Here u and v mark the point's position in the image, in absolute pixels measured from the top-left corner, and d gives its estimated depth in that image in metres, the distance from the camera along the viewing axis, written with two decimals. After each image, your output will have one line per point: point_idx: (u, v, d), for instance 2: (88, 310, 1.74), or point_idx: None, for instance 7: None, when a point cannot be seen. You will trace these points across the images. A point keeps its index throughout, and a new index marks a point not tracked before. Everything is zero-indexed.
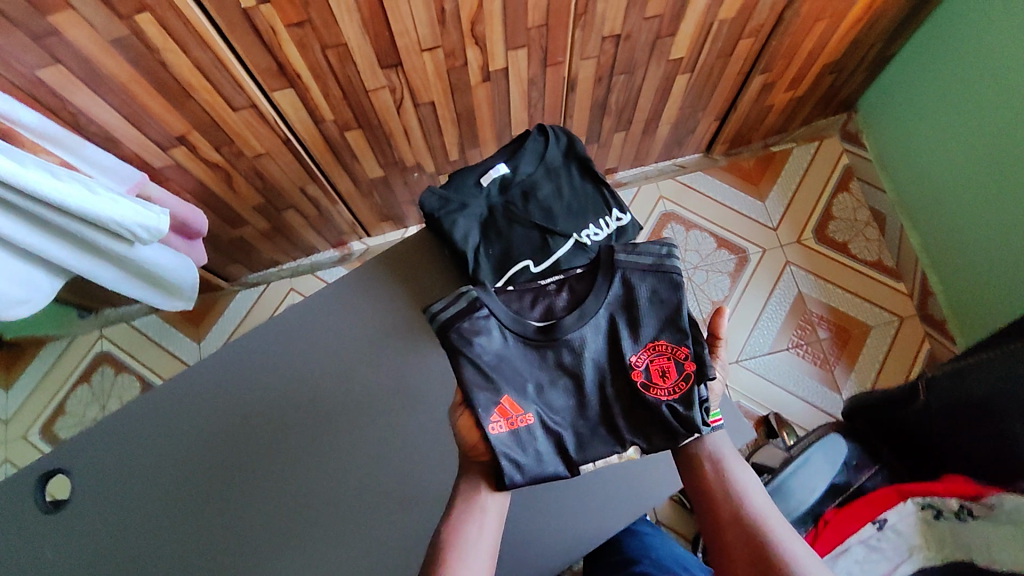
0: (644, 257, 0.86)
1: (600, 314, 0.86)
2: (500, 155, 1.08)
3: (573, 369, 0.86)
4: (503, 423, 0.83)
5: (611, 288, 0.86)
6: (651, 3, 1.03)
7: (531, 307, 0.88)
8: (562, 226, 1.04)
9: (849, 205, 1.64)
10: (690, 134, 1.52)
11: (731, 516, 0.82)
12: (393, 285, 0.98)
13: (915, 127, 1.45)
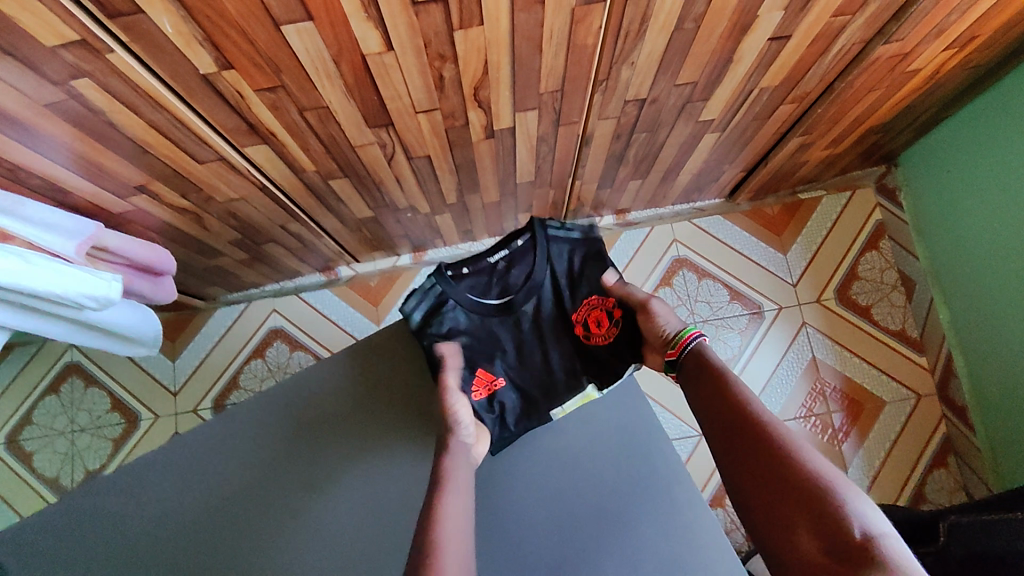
0: (572, 228, 0.96)
1: (546, 286, 0.95)
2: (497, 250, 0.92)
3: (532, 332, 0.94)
4: (482, 390, 0.91)
5: (557, 253, 0.95)
6: (684, 71, 0.89)
7: (487, 288, 0.94)
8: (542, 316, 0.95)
9: (877, 265, 1.51)
10: (713, 181, 1.38)
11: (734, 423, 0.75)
12: (364, 380, 0.95)
13: (960, 200, 1.31)
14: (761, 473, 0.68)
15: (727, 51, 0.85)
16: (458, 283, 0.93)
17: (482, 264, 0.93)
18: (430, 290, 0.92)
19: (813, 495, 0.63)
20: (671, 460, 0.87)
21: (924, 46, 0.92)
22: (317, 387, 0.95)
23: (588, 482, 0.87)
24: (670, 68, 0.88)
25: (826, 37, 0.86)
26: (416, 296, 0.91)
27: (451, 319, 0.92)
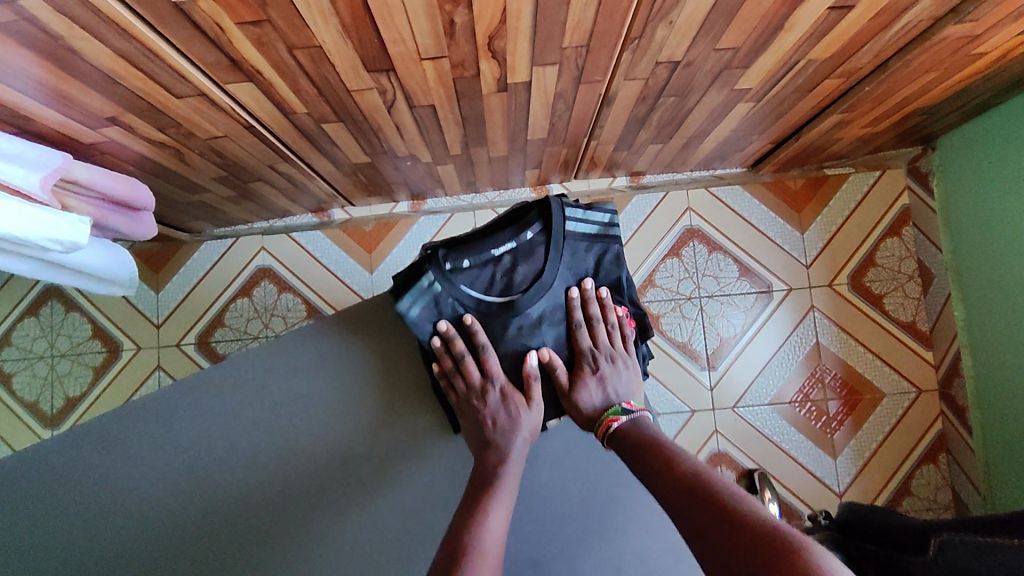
0: (586, 219, 0.89)
1: (556, 285, 0.88)
2: (499, 238, 0.87)
3: (533, 335, 0.88)
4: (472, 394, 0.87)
5: (569, 249, 0.88)
6: (727, 35, 0.79)
7: (489, 283, 0.87)
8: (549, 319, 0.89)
9: (896, 252, 1.45)
10: (737, 151, 1.29)
11: (674, 467, 0.70)
12: (350, 349, 0.91)
13: (996, 193, 1.22)
14: (709, 521, 0.61)
15: (779, 17, 0.74)
16: (458, 277, 0.86)
17: (485, 255, 0.86)
18: (429, 281, 0.85)
19: (778, 550, 0.54)
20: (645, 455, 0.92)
21: (998, 29, 0.82)
22: (300, 350, 0.91)
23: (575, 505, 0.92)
24: (712, 31, 0.77)
25: (892, 12, 0.75)
26: (414, 293, 0.85)
27: (449, 313, 0.86)
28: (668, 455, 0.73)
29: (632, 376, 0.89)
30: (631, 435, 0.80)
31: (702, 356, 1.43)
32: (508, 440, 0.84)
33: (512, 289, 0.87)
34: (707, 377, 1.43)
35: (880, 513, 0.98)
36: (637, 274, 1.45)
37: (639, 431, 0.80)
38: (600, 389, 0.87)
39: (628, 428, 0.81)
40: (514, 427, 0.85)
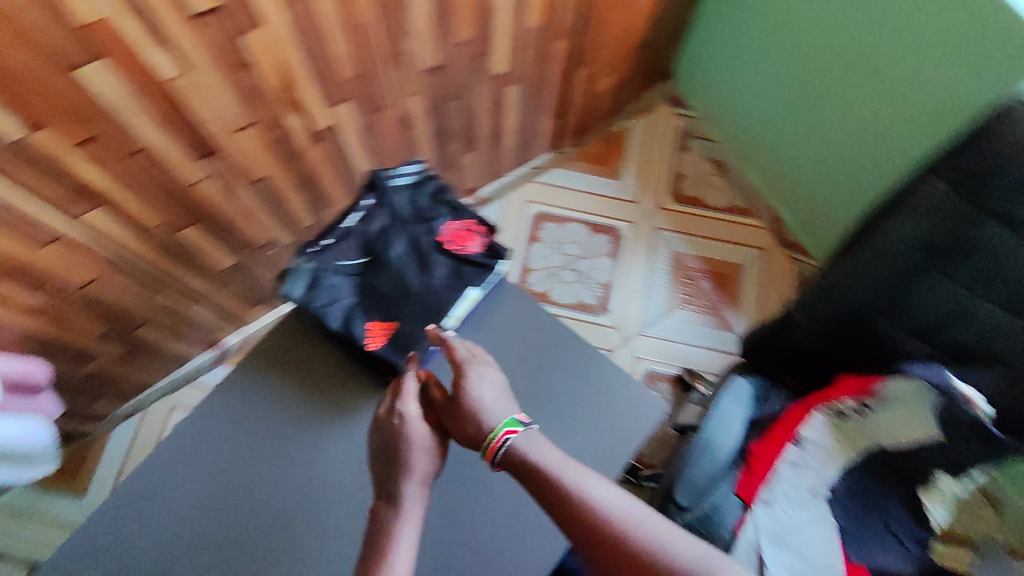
0: (402, 173, 0.91)
1: (404, 229, 0.88)
2: (342, 211, 0.88)
3: (411, 275, 0.86)
4: (379, 339, 0.82)
5: (404, 196, 0.90)
6: (458, 28, 1.04)
7: (349, 251, 0.86)
8: (420, 253, 0.87)
9: (693, 162, 1.75)
10: (535, 137, 1.54)
11: (576, 506, 0.66)
12: (274, 390, 0.84)
13: (724, 77, 1.58)
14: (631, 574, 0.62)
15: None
16: (322, 256, 0.84)
17: (337, 229, 0.86)
18: (299, 268, 0.82)
19: None
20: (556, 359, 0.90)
21: None
22: (226, 411, 0.83)
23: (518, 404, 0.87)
24: (445, 28, 1.02)
25: None
26: (292, 277, 0.82)
27: (328, 292, 0.82)
28: (563, 487, 0.68)
29: (507, 391, 0.79)
30: (521, 459, 0.71)
31: (592, 304, 1.61)
32: (407, 487, 0.73)
33: (370, 248, 0.86)
34: (607, 318, 1.60)
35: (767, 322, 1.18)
36: (513, 270, 1.62)
37: (535, 449, 0.71)
38: (487, 402, 0.76)
39: (515, 456, 0.71)
40: (411, 462, 0.75)
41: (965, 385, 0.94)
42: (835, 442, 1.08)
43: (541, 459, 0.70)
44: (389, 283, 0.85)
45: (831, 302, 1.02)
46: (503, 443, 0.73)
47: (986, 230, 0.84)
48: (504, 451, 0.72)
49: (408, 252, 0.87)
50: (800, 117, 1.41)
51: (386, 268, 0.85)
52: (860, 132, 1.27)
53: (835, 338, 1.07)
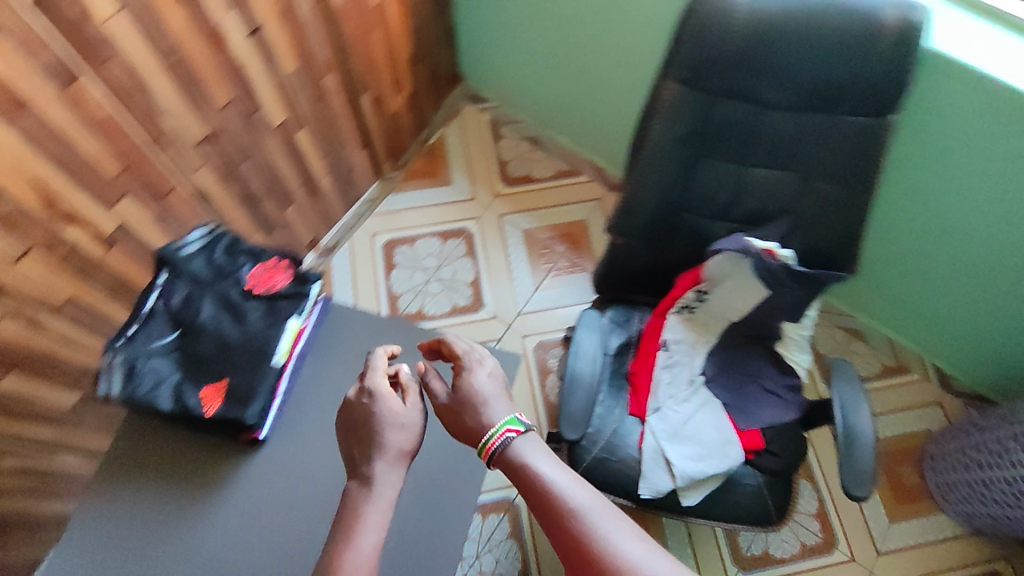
0: (190, 242, 0.98)
1: (206, 292, 0.94)
2: (143, 297, 0.94)
3: (226, 330, 0.93)
4: (214, 400, 0.89)
5: (199, 262, 0.97)
6: (213, 94, 1.07)
7: (160, 330, 0.92)
8: (229, 308, 0.95)
9: (510, 145, 1.83)
10: (352, 173, 1.57)
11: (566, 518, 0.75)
12: (141, 499, 0.88)
13: (506, 61, 1.67)
14: None
15: (225, 60, 1.05)
16: (135, 343, 0.90)
17: (142, 314, 0.92)
18: (113, 363, 0.88)
19: None
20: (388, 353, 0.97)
21: None
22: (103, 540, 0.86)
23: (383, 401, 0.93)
24: (199, 98, 1.05)
25: (287, 13, 1.10)
26: (105, 375, 0.87)
27: (152, 374, 0.89)
28: (558, 502, 0.76)
29: (505, 385, 0.88)
30: (518, 467, 0.79)
31: (468, 305, 1.63)
32: (378, 465, 0.79)
33: (179, 318, 0.93)
34: (486, 312, 1.63)
35: (608, 254, 1.22)
36: (381, 302, 1.63)
37: (533, 461, 0.79)
38: (486, 394, 0.85)
39: (515, 463, 0.80)
40: (386, 441, 0.81)
41: (761, 241, 1.07)
42: (691, 333, 1.20)
43: (538, 469, 0.79)
44: (212, 345, 0.93)
45: (641, 210, 1.11)
46: (503, 438, 0.81)
47: (726, 104, 1.01)
48: (499, 451, 0.81)
49: (216, 312, 0.95)
50: (583, 71, 1.53)
51: (201, 334, 0.93)
52: (625, 66, 1.42)
53: (652, 245, 1.17)
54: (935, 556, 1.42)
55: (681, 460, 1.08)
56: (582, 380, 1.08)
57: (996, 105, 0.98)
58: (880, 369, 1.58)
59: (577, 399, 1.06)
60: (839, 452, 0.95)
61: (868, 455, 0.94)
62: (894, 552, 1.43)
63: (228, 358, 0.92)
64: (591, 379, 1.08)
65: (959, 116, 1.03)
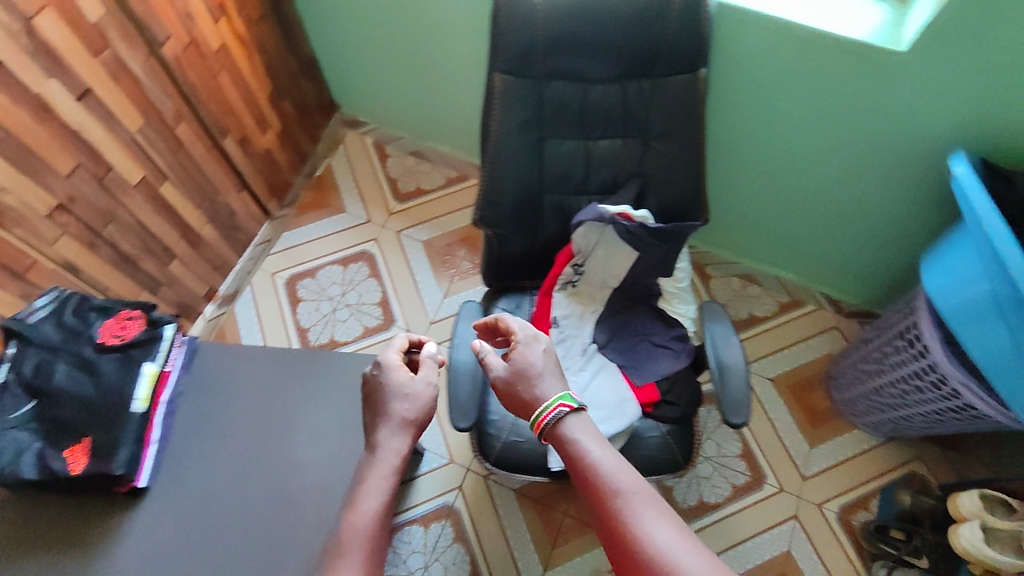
0: (35, 308, 0.91)
1: (58, 354, 0.88)
2: None
3: (88, 388, 0.87)
4: (79, 459, 0.83)
5: (48, 325, 0.90)
6: (54, 164, 1.06)
7: (12, 402, 0.85)
8: (88, 365, 0.88)
9: (397, 162, 1.85)
10: (235, 217, 1.58)
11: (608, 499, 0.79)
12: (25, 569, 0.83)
13: (371, 83, 1.69)
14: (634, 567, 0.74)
15: (60, 130, 1.04)
16: None
17: None
18: None
19: None
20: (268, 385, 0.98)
21: (194, 30, 1.23)
22: None
23: (266, 430, 0.94)
24: (40, 171, 1.04)
25: (117, 72, 1.11)
26: None
27: (7, 448, 0.82)
28: (603, 484, 0.81)
29: (556, 368, 0.94)
30: (569, 443, 0.86)
31: (377, 325, 1.65)
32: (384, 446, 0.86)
33: (33, 386, 0.86)
34: (397, 327, 1.65)
35: (486, 249, 1.25)
36: (291, 338, 1.63)
37: (583, 440, 0.86)
38: (534, 370, 0.92)
39: (565, 439, 0.86)
40: (391, 409, 0.88)
41: (614, 206, 1.13)
42: (579, 305, 1.24)
43: (587, 451, 0.84)
44: (74, 406, 0.85)
45: (500, 196, 1.15)
46: (557, 411, 0.87)
47: (557, 84, 1.07)
48: (550, 426, 0.87)
49: (75, 370, 0.88)
50: (442, 79, 1.57)
51: (61, 396, 0.86)
52: (475, 66, 1.47)
53: (522, 228, 1.21)
54: (857, 469, 1.50)
55: None
56: (465, 369, 1.04)
57: (793, 43, 1.06)
58: (777, 306, 1.67)
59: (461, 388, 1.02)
60: (714, 385, 1.01)
61: (742, 383, 1.01)
62: (819, 474, 1.50)
63: (93, 414, 0.86)
64: (475, 366, 1.04)
65: (767, 58, 1.10)
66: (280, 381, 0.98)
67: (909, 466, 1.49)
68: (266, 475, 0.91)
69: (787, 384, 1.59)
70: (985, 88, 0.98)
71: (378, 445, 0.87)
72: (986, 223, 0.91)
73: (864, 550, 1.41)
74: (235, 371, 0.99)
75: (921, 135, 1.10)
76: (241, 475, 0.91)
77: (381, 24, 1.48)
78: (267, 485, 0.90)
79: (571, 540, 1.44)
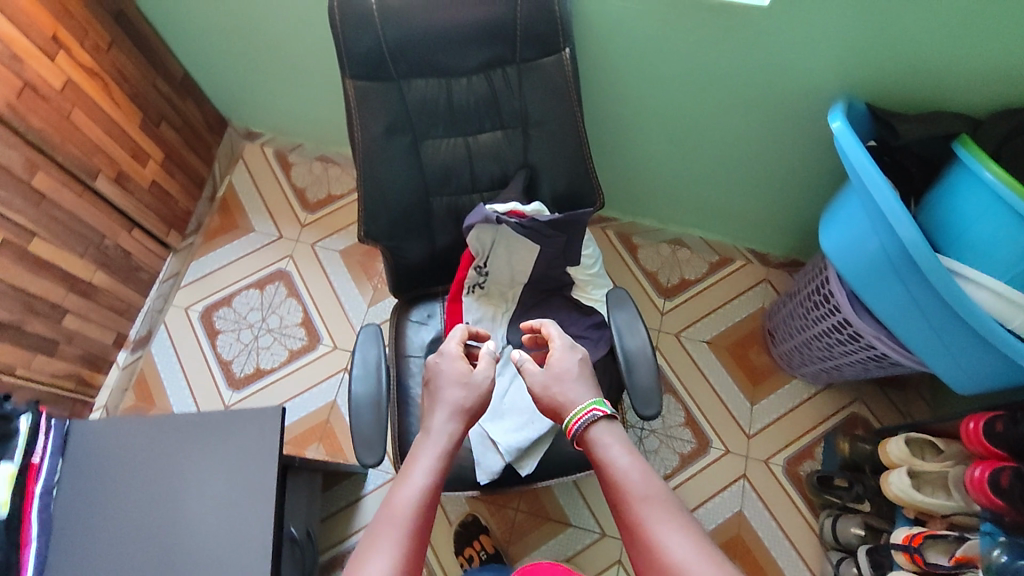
0: None
1: None
2: None
3: None
4: None
5: None
6: None
7: None
8: None
9: (301, 171, 1.75)
10: (132, 258, 1.49)
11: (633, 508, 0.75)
12: None
13: (256, 92, 1.59)
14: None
15: None
16: None
17: None
18: None
19: None
20: (160, 453, 0.89)
21: (28, 70, 1.13)
22: None
23: (159, 507, 0.86)
24: None
25: None
26: None
27: None
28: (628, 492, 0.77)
29: (589, 377, 0.91)
30: (598, 446, 0.83)
31: (302, 347, 1.59)
32: (438, 418, 0.92)
33: None
34: (324, 346, 1.59)
35: (388, 265, 1.19)
36: (214, 373, 1.57)
37: (610, 446, 0.82)
38: (567, 375, 0.89)
39: (596, 442, 0.83)
40: (446, 393, 0.94)
41: (504, 205, 1.09)
42: (490, 306, 1.20)
43: (614, 460, 0.80)
44: None
45: (383, 208, 1.09)
46: (589, 415, 0.84)
47: (418, 82, 1.01)
48: (580, 433, 0.85)
49: None
50: (326, 78, 1.47)
51: None
52: None
53: (418, 235, 1.16)
54: (800, 420, 1.50)
55: (505, 435, 1.09)
56: (366, 400, 1.00)
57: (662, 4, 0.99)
58: (707, 267, 1.64)
59: (365, 418, 0.98)
60: (623, 372, 1.01)
61: (649, 366, 1.01)
62: (764, 430, 1.50)
63: None
64: (375, 396, 1.00)
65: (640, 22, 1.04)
66: (170, 449, 0.89)
67: (851, 408, 1.49)
68: (161, 557, 0.83)
69: (724, 345, 1.58)
70: (857, 30, 0.94)
71: (430, 423, 0.92)
72: (859, 171, 0.94)
73: (812, 500, 1.42)
74: (118, 443, 0.90)
75: (806, 82, 1.06)
76: (135, 550, 0.83)
77: (246, 30, 1.37)
78: (162, 565, 0.83)
79: (526, 535, 1.42)
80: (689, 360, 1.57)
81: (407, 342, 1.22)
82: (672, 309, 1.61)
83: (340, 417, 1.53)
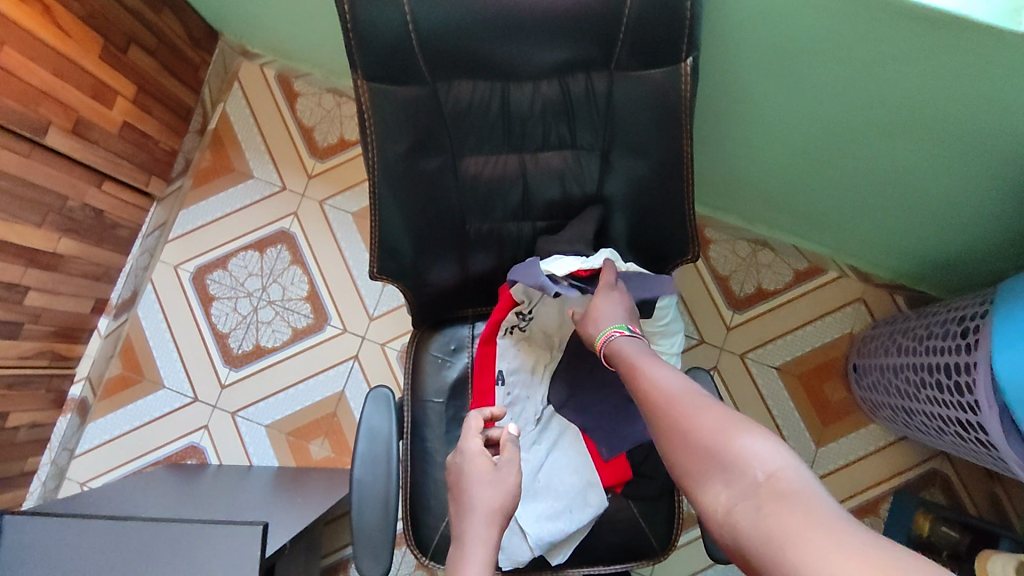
0: None
1: None
2: None
3: None
4: None
5: None
6: None
7: None
8: None
9: (309, 104, 1.43)
10: (106, 215, 1.25)
11: (657, 386, 0.62)
12: None
13: (250, 6, 1.24)
14: (679, 438, 0.55)
15: None
16: None
17: None
18: None
19: (729, 461, 0.50)
20: (119, 563, 0.75)
21: None
22: None
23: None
24: None
25: None
26: None
27: None
28: (652, 377, 0.64)
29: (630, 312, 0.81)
30: (621, 349, 0.73)
31: (308, 326, 1.38)
32: (471, 524, 0.69)
33: None
34: (332, 327, 1.38)
35: (409, 297, 0.94)
36: (208, 346, 1.39)
37: (637, 352, 0.71)
38: (601, 312, 0.79)
39: (620, 348, 0.73)
40: (475, 498, 0.71)
41: (563, 262, 0.83)
42: (531, 354, 0.94)
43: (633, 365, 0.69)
44: None
45: (404, 241, 0.82)
46: (610, 337, 0.75)
47: (462, 83, 0.70)
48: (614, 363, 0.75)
49: None
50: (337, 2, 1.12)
51: None
52: None
53: (450, 266, 0.89)
54: (870, 469, 1.30)
55: (537, 524, 0.90)
56: (374, 496, 0.81)
57: None
58: (792, 275, 1.35)
59: (369, 517, 0.80)
60: None
61: None
62: (825, 478, 1.30)
63: None
64: (386, 490, 0.81)
65: None
66: (130, 561, 0.75)
67: (931, 463, 1.28)
68: None
69: (796, 373, 1.34)
70: None
71: (461, 533, 0.69)
72: None
73: None
74: (67, 548, 0.76)
75: None
76: None
77: None
78: None
79: None
80: (752, 386, 1.34)
81: (425, 380, 1.01)
82: (742, 323, 1.35)
83: (349, 411, 1.35)
